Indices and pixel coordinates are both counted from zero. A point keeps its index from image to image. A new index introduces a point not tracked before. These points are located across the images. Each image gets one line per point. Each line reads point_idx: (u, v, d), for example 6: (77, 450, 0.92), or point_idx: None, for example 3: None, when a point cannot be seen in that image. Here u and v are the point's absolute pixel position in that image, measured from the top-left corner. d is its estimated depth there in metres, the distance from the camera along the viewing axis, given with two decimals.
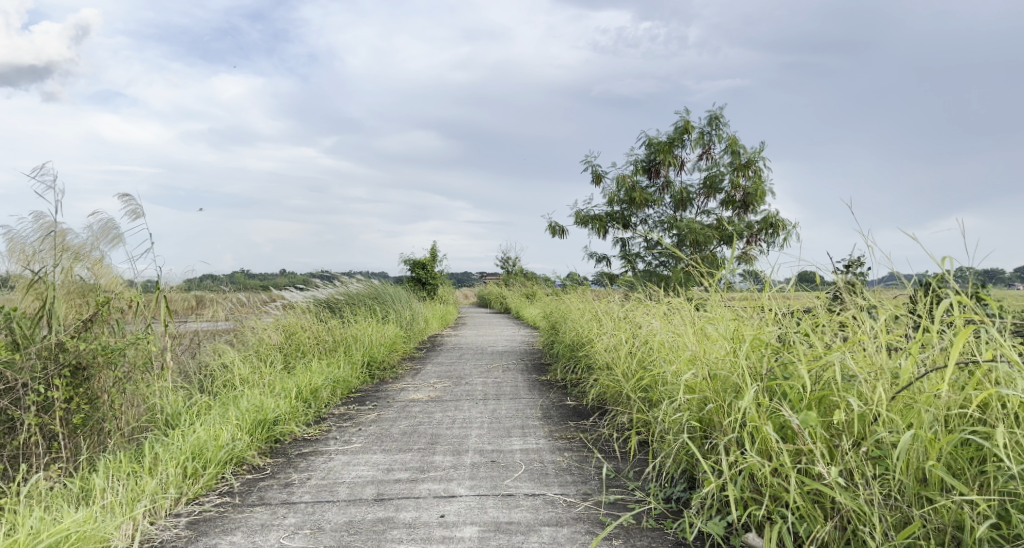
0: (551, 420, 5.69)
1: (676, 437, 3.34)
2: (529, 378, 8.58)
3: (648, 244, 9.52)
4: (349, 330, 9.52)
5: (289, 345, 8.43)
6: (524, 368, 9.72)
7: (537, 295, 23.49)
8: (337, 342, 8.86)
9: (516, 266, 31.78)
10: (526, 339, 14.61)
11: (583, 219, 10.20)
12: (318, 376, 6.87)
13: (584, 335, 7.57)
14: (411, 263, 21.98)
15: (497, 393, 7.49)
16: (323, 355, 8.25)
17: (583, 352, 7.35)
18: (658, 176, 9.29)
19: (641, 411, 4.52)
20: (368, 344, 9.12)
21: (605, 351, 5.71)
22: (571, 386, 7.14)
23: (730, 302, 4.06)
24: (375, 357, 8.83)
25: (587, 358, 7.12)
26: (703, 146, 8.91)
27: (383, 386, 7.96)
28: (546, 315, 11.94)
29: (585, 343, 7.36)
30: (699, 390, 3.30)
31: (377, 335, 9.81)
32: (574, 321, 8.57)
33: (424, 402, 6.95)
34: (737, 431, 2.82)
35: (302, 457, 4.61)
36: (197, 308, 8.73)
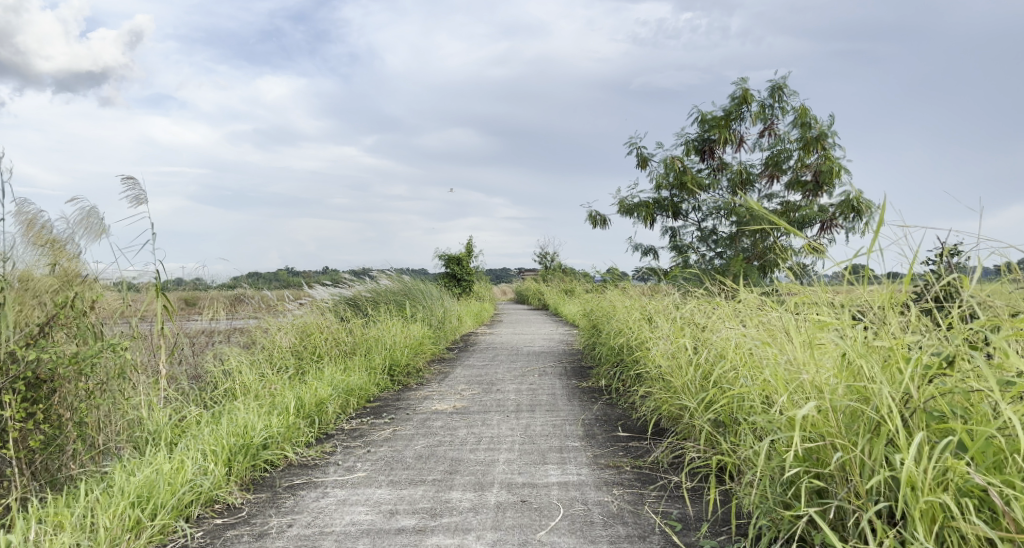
0: (595, 442, 4.78)
1: (774, 488, 2.41)
2: (569, 384, 7.68)
3: (702, 233, 8.50)
4: (370, 330, 8.73)
5: (304, 349, 7.68)
6: (563, 371, 8.81)
7: (577, 291, 22.45)
8: (358, 346, 8.07)
9: (554, 261, 30.74)
10: (565, 338, 13.69)
11: (628, 208, 9.20)
12: (328, 385, 6.07)
13: (631, 337, 6.60)
14: (445, 259, 21.17)
15: (532, 403, 6.58)
16: (339, 359, 7.46)
17: (632, 357, 6.38)
18: (712, 157, 8.22)
19: (713, 441, 3.59)
20: (390, 346, 8.30)
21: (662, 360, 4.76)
22: (618, 396, 6.19)
23: (834, 302, 3.10)
24: (398, 360, 8.01)
25: (637, 364, 6.15)
26: (766, 120, 7.81)
27: (406, 395, 7.12)
28: (587, 313, 10.97)
29: (632, 347, 6.38)
30: (808, 425, 2.35)
31: (401, 336, 8.98)
32: (618, 322, 7.61)
33: (449, 415, 6.08)
34: (899, 502, 1.93)
35: (291, 493, 3.78)
36: (207, 307, 8.06)
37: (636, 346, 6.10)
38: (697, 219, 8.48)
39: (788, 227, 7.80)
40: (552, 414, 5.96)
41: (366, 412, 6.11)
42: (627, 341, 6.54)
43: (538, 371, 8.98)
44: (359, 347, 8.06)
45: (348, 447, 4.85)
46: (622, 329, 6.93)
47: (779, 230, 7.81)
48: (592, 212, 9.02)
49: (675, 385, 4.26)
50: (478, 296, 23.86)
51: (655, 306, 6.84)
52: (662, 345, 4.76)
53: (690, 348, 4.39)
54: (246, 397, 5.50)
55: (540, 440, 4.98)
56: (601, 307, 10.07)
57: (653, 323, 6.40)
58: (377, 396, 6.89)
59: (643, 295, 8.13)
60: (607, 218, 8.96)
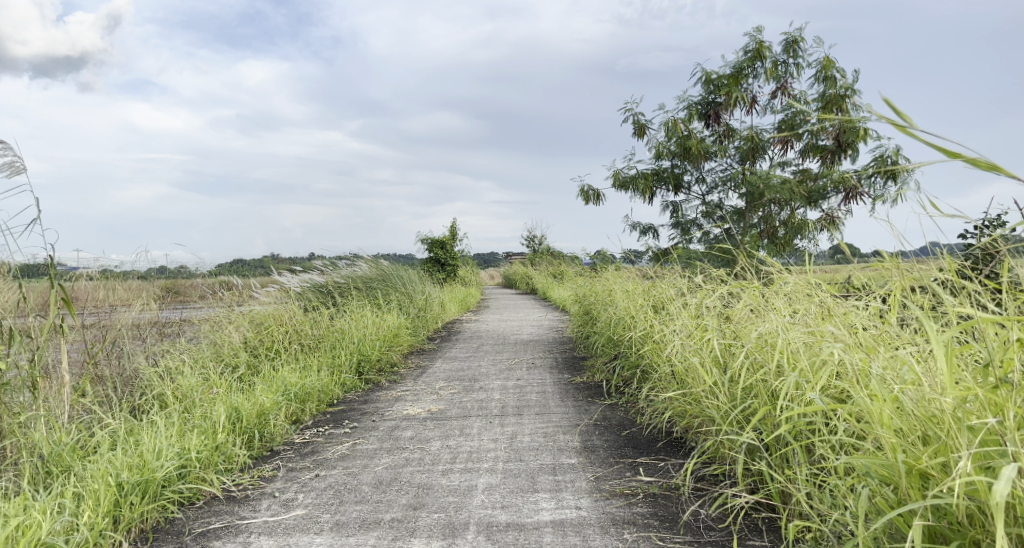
0: (597, 460, 3.91)
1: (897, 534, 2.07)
2: (561, 379, 6.82)
3: (708, 208, 7.63)
4: (337, 322, 7.80)
5: (260, 345, 6.77)
6: (554, 363, 7.96)
7: (567, 275, 21.55)
8: (319, 340, 7.14)
9: (543, 245, 29.79)
10: (555, 325, 12.83)
11: (623, 182, 8.31)
12: (273, 389, 5.14)
13: (632, 327, 5.70)
14: (429, 244, 20.20)
15: (519, 405, 5.69)
16: (298, 356, 6.53)
17: (635, 350, 5.50)
18: (718, 122, 7.32)
19: (765, 467, 2.75)
20: (359, 340, 7.38)
21: (681, 359, 3.88)
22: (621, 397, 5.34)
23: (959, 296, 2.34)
24: (367, 355, 7.11)
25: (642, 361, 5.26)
26: (780, 79, 6.92)
27: (376, 396, 6.22)
28: (578, 298, 10.10)
29: (635, 340, 5.49)
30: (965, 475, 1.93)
31: (372, 327, 8.04)
32: (615, 308, 6.73)
33: (423, 422, 5.20)
34: None
35: (200, 543, 2.87)
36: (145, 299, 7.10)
37: (641, 339, 5.21)
38: (702, 193, 7.61)
39: (806, 199, 6.92)
40: (542, 419, 5.08)
41: (325, 419, 5.22)
42: (629, 333, 5.65)
43: (526, 364, 8.11)
44: (322, 342, 7.13)
45: (294, 471, 3.95)
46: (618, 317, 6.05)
47: (796, 202, 6.93)
48: (584, 187, 8.12)
49: (701, 391, 3.39)
50: (464, 282, 22.94)
51: (658, 291, 5.96)
52: (678, 339, 3.88)
53: (715, 344, 3.53)
54: (175, 409, 4.58)
55: (527, 455, 4.11)
56: (595, 292, 9.18)
57: (662, 313, 5.51)
58: (341, 398, 5.99)
59: (642, 277, 7.27)
60: (600, 193, 8.07)
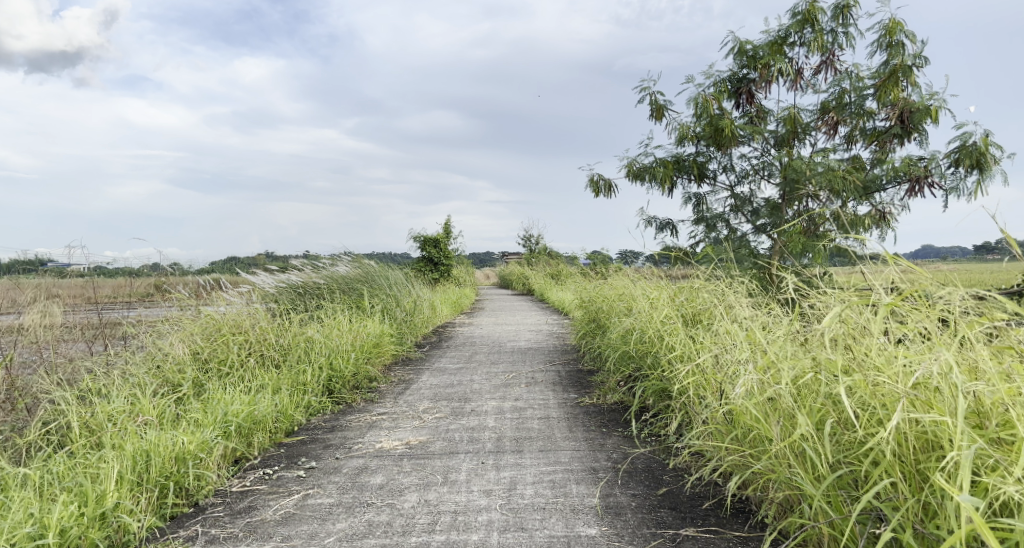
0: (625, 531, 2.89)
1: None
2: (568, 401, 5.79)
3: (738, 202, 6.62)
4: (307, 329, 6.74)
5: (211, 359, 5.72)
6: (558, 379, 6.93)
7: (567, 276, 20.49)
8: (281, 353, 6.09)
9: (540, 244, 28.73)
10: (556, 331, 11.79)
11: (638, 172, 7.30)
12: (205, 421, 4.07)
13: (658, 343, 4.64)
14: (421, 242, 19.15)
15: (520, 437, 4.67)
16: (255, 371, 5.49)
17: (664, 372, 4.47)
18: (751, 101, 6.32)
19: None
20: (331, 352, 6.31)
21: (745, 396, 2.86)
22: (647, 432, 4.32)
23: None
24: (339, 371, 6.07)
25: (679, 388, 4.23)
26: (827, 51, 5.92)
27: (348, 421, 5.20)
28: (582, 303, 9.06)
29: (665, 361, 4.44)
30: None
31: (347, 336, 6.97)
32: (631, 317, 5.71)
33: (398, 461, 4.15)
34: None
35: None
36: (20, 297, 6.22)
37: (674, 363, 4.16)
38: (731, 185, 6.61)
39: (858, 191, 5.90)
40: (547, 460, 4.03)
41: (276, 458, 4.18)
42: (656, 354, 4.60)
43: (525, 379, 7.08)
44: (286, 357, 6.07)
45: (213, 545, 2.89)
46: (637, 331, 5.01)
47: (845, 195, 5.92)
48: (592, 177, 7.11)
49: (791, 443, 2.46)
50: (459, 283, 21.88)
51: (689, 299, 4.93)
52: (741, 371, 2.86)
53: (807, 375, 2.57)
54: (74, 448, 3.53)
55: (529, 519, 3.08)
56: (603, 297, 8.15)
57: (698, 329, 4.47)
58: (302, 426, 4.95)
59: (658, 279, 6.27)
60: (611, 183, 7.07)
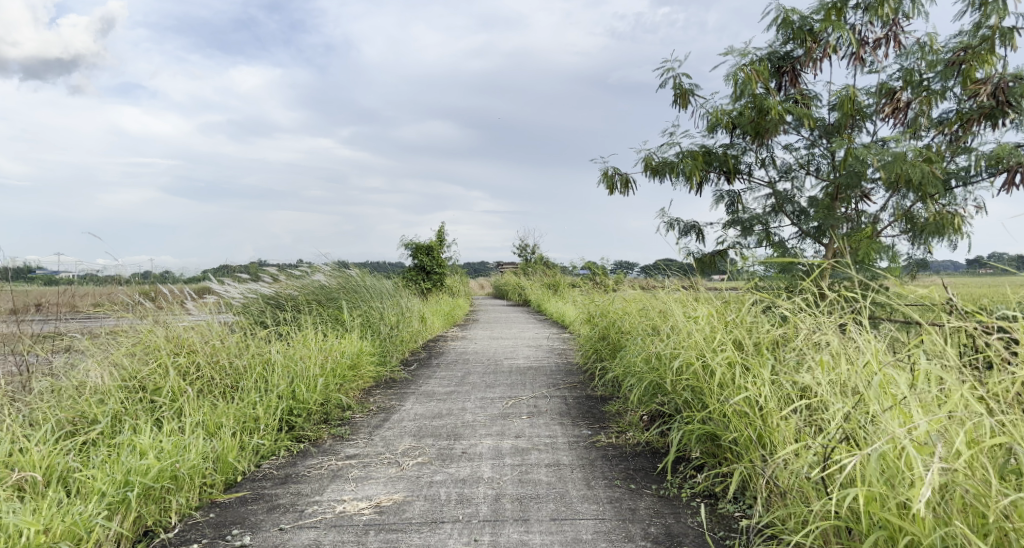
0: None
1: None
2: (582, 440, 4.77)
3: (780, 203, 5.67)
4: (268, 348, 5.69)
5: (144, 385, 4.66)
6: (566, 410, 5.90)
7: (566, 286, 19.43)
8: (233, 378, 5.03)
9: (536, 253, 27.70)
10: (557, 347, 10.76)
11: (658, 168, 6.32)
12: (94, 487, 3.00)
13: (710, 382, 3.58)
14: (413, 250, 18.12)
15: (526, 494, 3.62)
16: (195, 403, 4.44)
17: (722, 418, 3.41)
18: (797, 84, 5.38)
19: None
20: (294, 379, 5.25)
21: (903, 486, 2.34)
22: (699, 502, 3.30)
23: None
24: (303, 402, 5.01)
25: (753, 444, 3.17)
26: (891, 21, 4.97)
27: (307, 470, 4.12)
28: (589, 316, 8.02)
29: (725, 402, 3.38)
30: None
31: (317, 357, 5.90)
32: (661, 337, 4.69)
33: (361, 536, 3.11)
34: None
35: None
36: None
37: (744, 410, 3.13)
38: (772, 181, 5.61)
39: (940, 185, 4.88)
40: (563, 537, 3.00)
41: (199, 529, 3.10)
42: (709, 393, 3.53)
43: (527, 407, 6.04)
44: (238, 383, 5.01)
45: None
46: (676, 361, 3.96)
47: (919, 191, 4.94)
48: (605, 171, 6.12)
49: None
50: (452, 293, 20.78)
51: (737, 320, 3.93)
52: (914, 450, 2.20)
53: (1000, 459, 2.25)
54: None
55: None
56: (616, 312, 7.13)
57: (766, 364, 3.40)
58: (247, 477, 3.89)
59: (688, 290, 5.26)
60: (628, 179, 6.08)
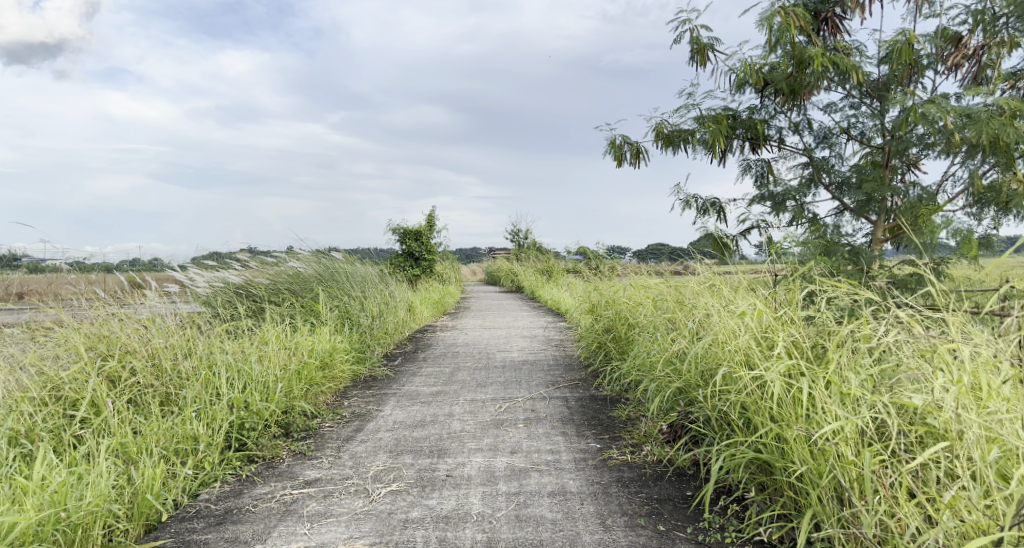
0: None
1: None
2: (591, 457, 3.98)
3: (815, 175, 4.88)
4: (221, 347, 4.87)
5: (62, 396, 3.85)
6: (569, 415, 5.11)
7: (562, 273, 18.62)
8: (174, 384, 4.21)
9: (529, 238, 26.86)
10: (554, 337, 9.98)
11: (673, 138, 5.50)
12: None
13: (761, 397, 2.78)
14: (401, 235, 17.24)
15: (526, 541, 2.84)
16: (120, 419, 3.63)
17: (781, 443, 2.63)
18: (839, 33, 4.58)
19: None
20: (248, 386, 4.44)
21: None
22: None
23: None
24: (256, 414, 4.20)
25: (831, 481, 2.38)
26: None
27: (253, 502, 3.32)
28: (591, 306, 7.20)
29: (783, 423, 2.59)
30: None
31: (279, 355, 5.09)
32: (688, 332, 3.90)
33: None
34: None
35: None
36: None
37: (820, 440, 2.36)
38: (809, 147, 4.81)
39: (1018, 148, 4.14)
40: None
41: None
42: (764, 412, 2.75)
43: (524, 412, 5.26)
44: (178, 389, 4.20)
45: None
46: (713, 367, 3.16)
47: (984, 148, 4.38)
48: (613, 139, 5.31)
49: None
50: (441, 280, 19.88)
51: (787, 317, 3.13)
52: None
53: None
54: None
55: None
56: (623, 303, 6.32)
57: (841, 377, 2.59)
58: (175, 516, 3.11)
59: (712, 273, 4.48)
60: (639, 150, 5.27)
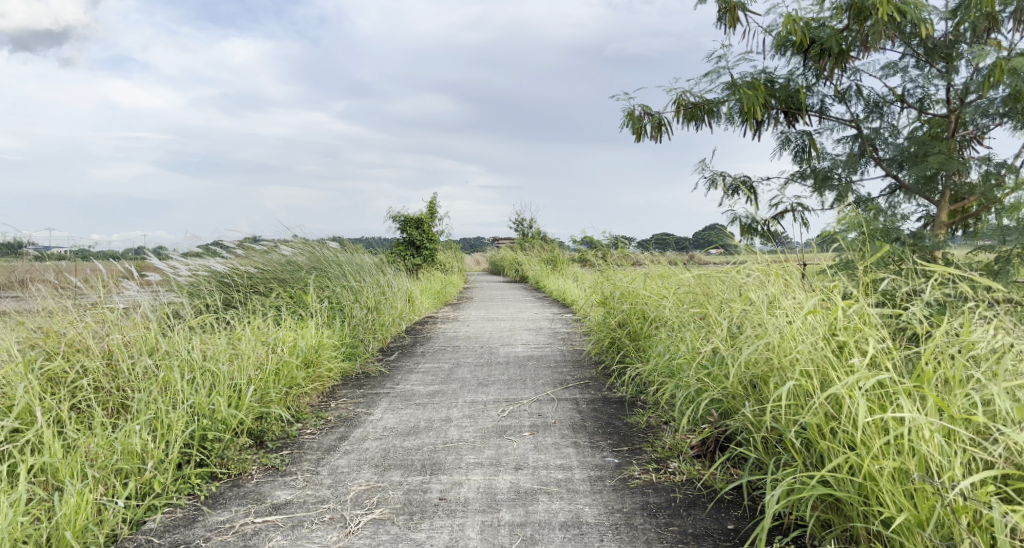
0: None
1: None
2: (610, 475, 3.42)
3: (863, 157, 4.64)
4: (190, 343, 4.32)
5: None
6: (581, 421, 4.56)
7: (567, 262, 18.02)
8: (128, 387, 3.67)
9: (534, 227, 26.23)
10: (562, 330, 9.40)
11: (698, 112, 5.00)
12: None
13: (833, 417, 2.20)
14: (401, 222, 16.66)
15: None
16: (54, 431, 3.08)
17: (861, 476, 2.06)
18: None
19: None
20: (215, 389, 3.88)
21: None
22: None
23: None
24: (222, 422, 3.64)
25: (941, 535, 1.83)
26: None
27: (206, 535, 2.76)
28: (602, 298, 6.62)
29: (868, 452, 2.02)
30: None
31: (254, 353, 4.54)
32: (723, 331, 3.34)
33: None
34: None
35: None
36: None
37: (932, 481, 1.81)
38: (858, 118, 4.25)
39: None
40: None
41: None
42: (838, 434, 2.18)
43: (530, 416, 4.71)
44: (133, 392, 3.64)
45: None
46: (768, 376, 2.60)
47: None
48: (630, 110, 4.75)
49: None
50: (443, 269, 19.28)
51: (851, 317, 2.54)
52: None
53: None
54: None
55: None
56: (639, 296, 5.74)
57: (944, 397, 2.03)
58: None
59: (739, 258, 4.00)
60: (660, 123, 4.71)
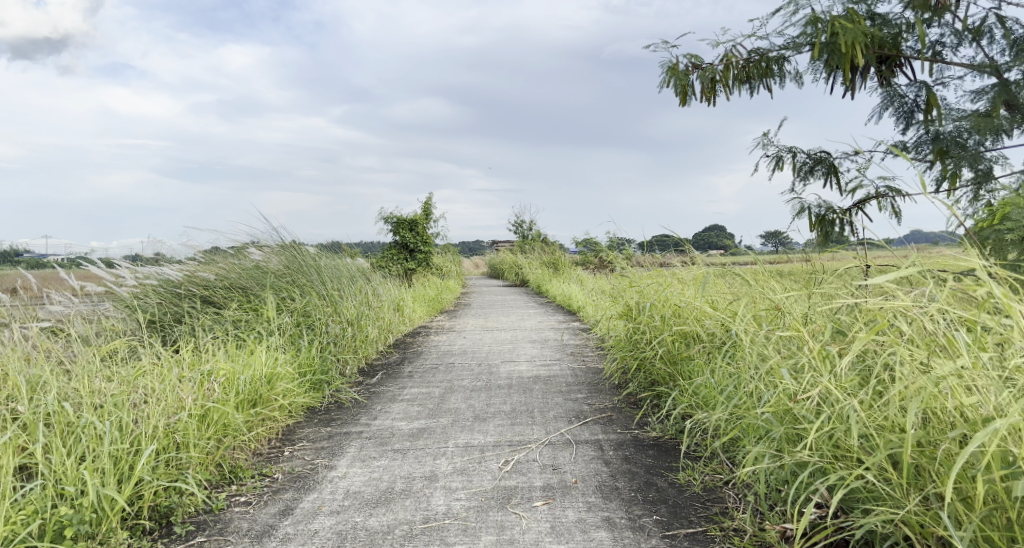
0: None
1: None
2: None
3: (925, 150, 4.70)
4: (80, 385, 3.18)
5: None
6: (613, 480, 3.37)
7: (571, 266, 16.86)
8: None
9: (534, 229, 25.05)
10: (571, 342, 8.23)
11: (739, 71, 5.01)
12: None
13: None
14: (394, 223, 15.49)
15: None
16: None
17: None
18: None
19: None
20: (91, 458, 2.65)
21: None
22: None
23: None
24: (94, 510, 2.45)
25: None
26: None
27: None
28: (624, 309, 5.45)
29: None
30: None
31: (169, 395, 3.36)
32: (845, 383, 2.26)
33: None
34: None
35: None
36: None
37: None
38: None
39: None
40: None
41: None
42: None
43: (544, 470, 3.55)
44: None
45: None
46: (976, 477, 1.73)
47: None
48: (676, 68, 4.73)
49: None
50: (439, 273, 18.08)
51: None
52: None
53: None
54: None
55: None
56: (682, 309, 4.55)
57: None
58: None
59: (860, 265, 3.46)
60: (709, 80, 4.65)
